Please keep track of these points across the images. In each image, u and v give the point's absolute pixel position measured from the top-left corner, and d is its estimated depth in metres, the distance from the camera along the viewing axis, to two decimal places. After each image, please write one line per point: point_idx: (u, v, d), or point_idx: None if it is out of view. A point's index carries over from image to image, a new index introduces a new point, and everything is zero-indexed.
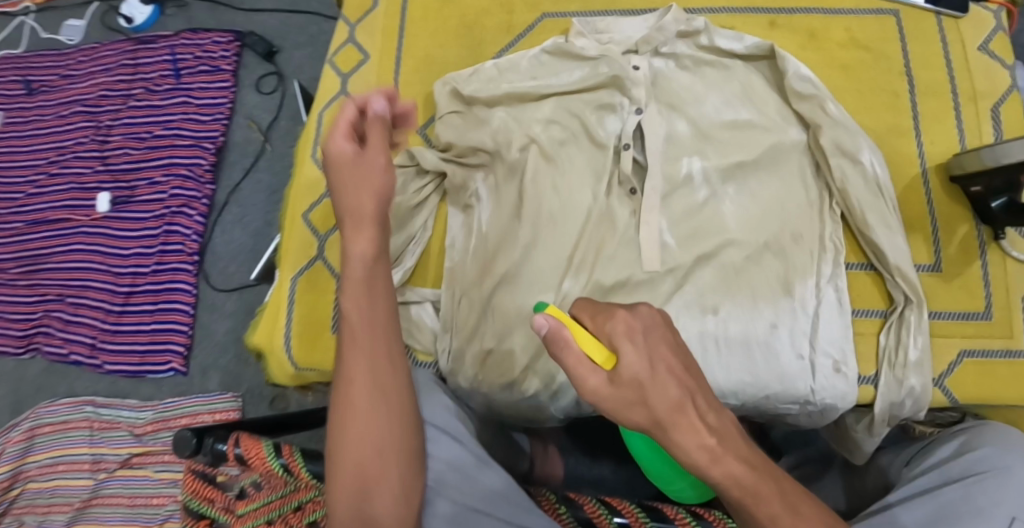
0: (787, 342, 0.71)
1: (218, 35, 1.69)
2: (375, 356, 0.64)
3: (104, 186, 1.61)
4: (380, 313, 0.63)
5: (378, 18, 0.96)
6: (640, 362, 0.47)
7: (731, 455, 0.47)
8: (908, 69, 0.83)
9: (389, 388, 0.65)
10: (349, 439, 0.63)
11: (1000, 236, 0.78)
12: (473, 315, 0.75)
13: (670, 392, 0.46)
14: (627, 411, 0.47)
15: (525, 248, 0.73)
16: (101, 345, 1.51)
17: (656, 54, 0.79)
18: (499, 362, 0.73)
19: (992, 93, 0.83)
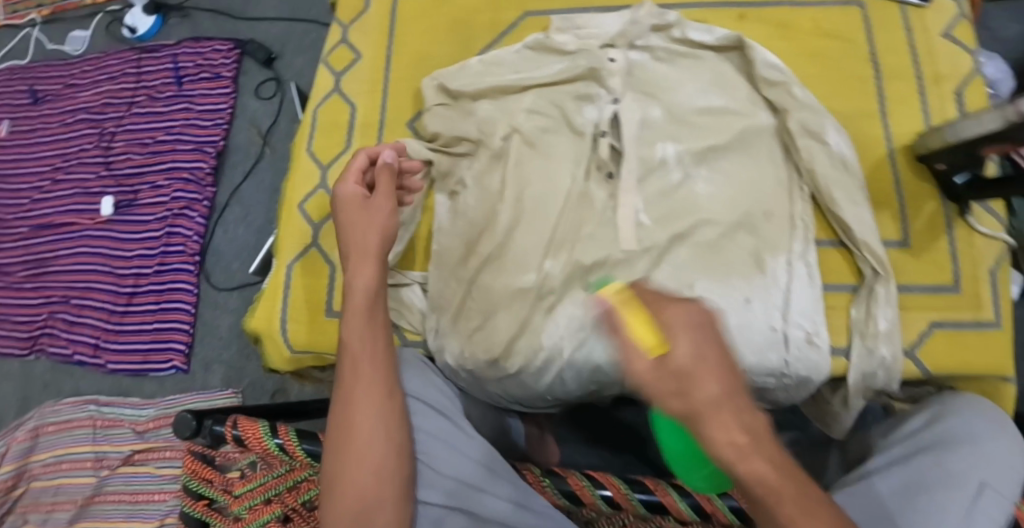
0: (761, 316, 0.74)
1: (219, 43, 1.74)
2: (375, 383, 0.70)
3: (108, 190, 1.65)
4: (378, 340, 0.72)
5: (371, 19, 1.00)
6: (688, 354, 0.46)
7: (759, 455, 0.46)
8: (873, 55, 0.88)
9: (386, 409, 0.69)
10: (349, 459, 0.66)
11: (966, 211, 0.81)
12: (461, 294, 0.80)
13: (711, 389, 0.46)
14: (665, 401, 0.46)
15: (507, 228, 0.78)
16: (104, 345, 1.54)
17: (632, 47, 0.85)
18: (484, 338, 0.77)
19: (956, 76, 0.87)
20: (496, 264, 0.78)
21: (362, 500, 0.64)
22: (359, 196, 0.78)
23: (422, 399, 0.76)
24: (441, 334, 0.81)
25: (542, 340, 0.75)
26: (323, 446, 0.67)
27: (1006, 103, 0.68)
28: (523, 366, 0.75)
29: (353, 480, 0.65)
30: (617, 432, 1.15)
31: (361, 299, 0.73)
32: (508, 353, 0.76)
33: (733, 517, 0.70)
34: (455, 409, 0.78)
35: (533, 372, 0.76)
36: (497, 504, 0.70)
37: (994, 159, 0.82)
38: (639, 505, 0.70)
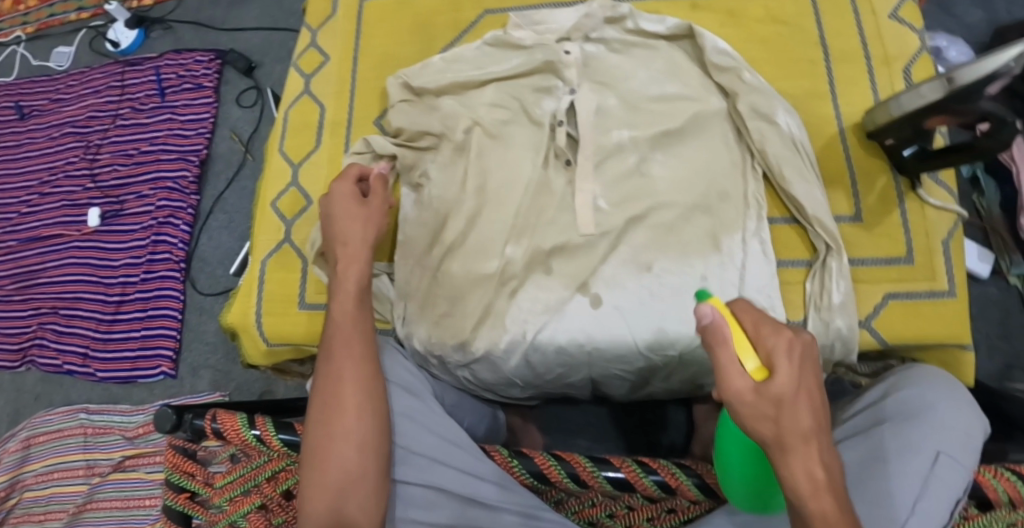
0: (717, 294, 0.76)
1: (200, 54, 1.77)
2: (361, 361, 0.72)
3: (94, 202, 1.68)
4: (367, 325, 0.76)
5: (338, 22, 1.03)
6: (789, 382, 0.51)
7: (831, 495, 0.50)
8: (822, 39, 0.91)
9: (368, 388, 0.71)
10: (332, 437, 0.68)
11: (916, 185, 0.84)
12: (429, 281, 0.82)
13: (803, 419, 0.51)
14: (757, 420, 0.51)
15: (469, 217, 0.82)
16: (93, 353, 1.56)
17: (588, 40, 0.88)
18: (452, 323, 0.79)
19: (904, 56, 0.89)
20: (459, 251, 0.81)
21: (345, 474, 0.66)
22: (355, 196, 0.84)
23: (395, 380, 0.78)
24: (411, 322, 0.84)
25: (506, 323, 0.78)
26: (307, 425, 0.69)
27: (947, 73, 0.71)
28: (488, 350, 0.77)
29: (336, 456, 0.67)
30: (598, 419, 1.18)
31: (352, 287, 0.78)
32: (474, 336, 0.78)
33: (699, 492, 0.69)
34: (425, 389, 0.80)
35: (497, 356, 0.77)
36: (467, 481, 0.72)
37: (941, 131, 0.86)
38: (605, 483, 0.69)
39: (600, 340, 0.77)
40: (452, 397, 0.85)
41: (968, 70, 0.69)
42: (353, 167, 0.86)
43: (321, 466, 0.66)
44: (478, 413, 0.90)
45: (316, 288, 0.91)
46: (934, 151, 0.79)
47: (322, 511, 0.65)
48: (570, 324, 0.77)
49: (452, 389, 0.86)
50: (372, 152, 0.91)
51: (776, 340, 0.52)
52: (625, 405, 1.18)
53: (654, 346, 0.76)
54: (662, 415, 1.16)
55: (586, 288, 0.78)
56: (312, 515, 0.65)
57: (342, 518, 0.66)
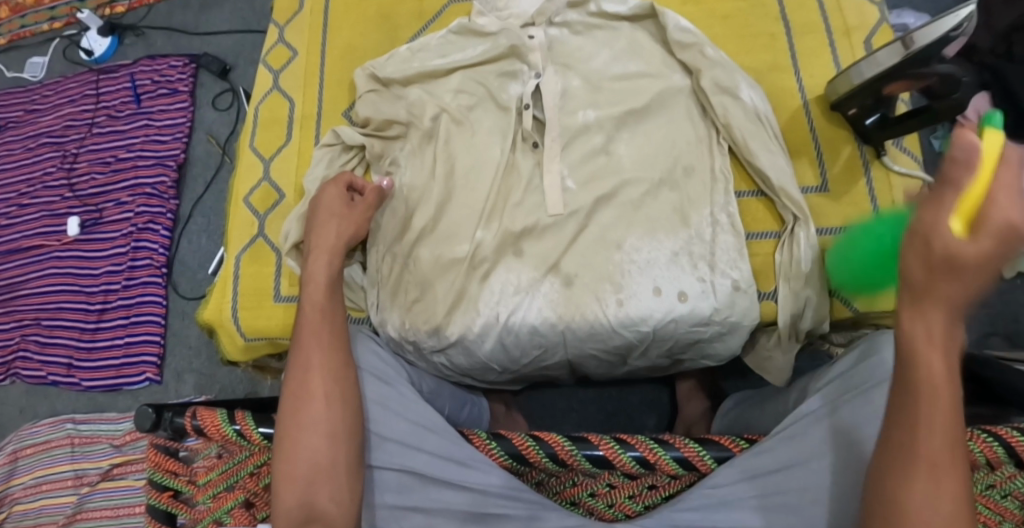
0: (688, 269, 0.77)
1: (174, 59, 1.76)
2: (329, 350, 0.72)
3: (73, 211, 1.67)
4: (338, 312, 0.76)
5: (304, 17, 1.04)
6: (985, 253, 0.45)
7: (931, 372, 0.51)
8: (783, 13, 0.92)
9: (338, 377, 0.71)
10: (300, 426, 0.68)
11: (881, 153, 0.84)
12: (401, 268, 0.83)
13: (961, 292, 0.48)
14: (914, 262, 0.48)
15: (440, 203, 0.82)
16: (78, 363, 1.56)
17: (552, 24, 0.89)
18: (424, 308, 0.80)
19: (864, 27, 0.90)
20: (430, 237, 0.82)
21: (315, 464, 0.66)
22: (343, 198, 0.84)
23: (366, 367, 0.78)
24: (385, 312, 0.84)
25: (479, 306, 0.78)
26: (279, 417, 0.69)
27: (904, 37, 0.73)
28: (461, 333, 0.78)
29: (306, 446, 0.67)
30: (583, 404, 1.19)
31: (323, 273, 0.78)
32: (449, 320, 0.78)
33: (678, 466, 0.70)
34: (399, 376, 0.80)
35: (471, 339, 0.78)
36: (441, 466, 0.72)
37: (902, 99, 0.87)
38: (584, 461, 0.70)
39: (574, 319, 0.77)
40: (430, 384, 0.85)
41: (924, 32, 0.71)
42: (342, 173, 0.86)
43: (291, 458, 0.66)
44: (457, 400, 0.91)
45: (290, 283, 0.91)
46: (896, 118, 0.80)
47: (294, 504, 0.65)
48: (543, 304, 0.78)
49: (429, 376, 0.87)
50: (341, 143, 0.92)
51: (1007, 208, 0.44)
52: (609, 390, 1.19)
53: (626, 326, 0.76)
54: (646, 397, 1.18)
55: (556, 269, 0.78)
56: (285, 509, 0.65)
57: (314, 511, 0.65)
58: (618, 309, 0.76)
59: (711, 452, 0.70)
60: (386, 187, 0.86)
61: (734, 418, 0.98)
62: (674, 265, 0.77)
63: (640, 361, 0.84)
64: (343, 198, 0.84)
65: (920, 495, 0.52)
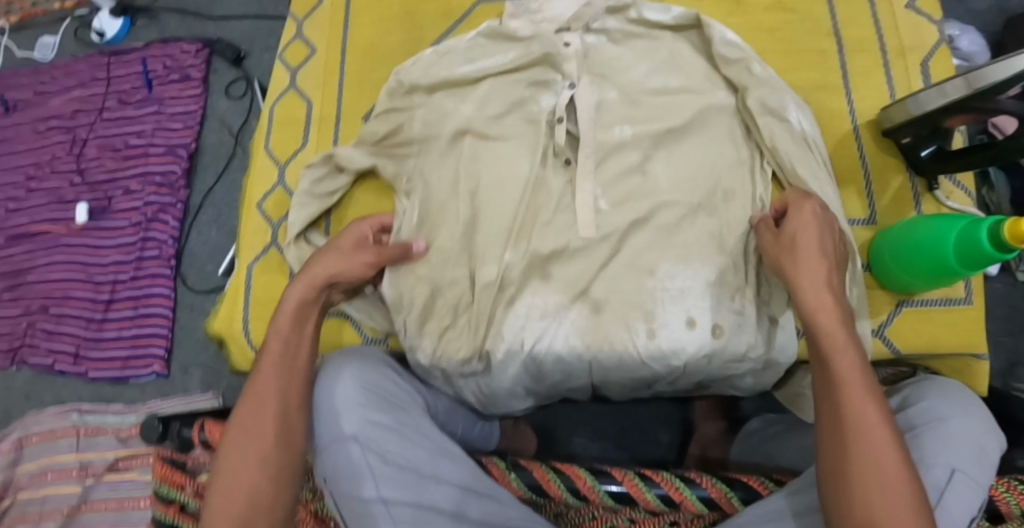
0: (725, 307, 0.73)
1: (187, 44, 1.71)
2: (286, 382, 0.71)
3: (82, 197, 1.64)
4: (299, 364, 0.73)
5: (325, 12, 1.01)
6: (805, 223, 0.70)
7: (834, 325, 0.65)
8: (835, 29, 0.89)
9: (282, 447, 0.68)
10: (229, 496, 0.65)
11: (933, 187, 0.81)
12: (424, 299, 0.80)
13: (812, 255, 0.67)
14: (777, 255, 0.70)
15: (468, 230, 0.80)
16: (85, 353, 1.55)
17: (588, 30, 0.85)
18: (455, 336, 0.78)
19: (920, 48, 0.87)
20: (455, 256, 0.80)
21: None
22: (366, 239, 0.83)
23: (370, 389, 0.73)
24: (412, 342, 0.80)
25: (502, 333, 0.75)
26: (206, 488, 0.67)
27: (970, 72, 0.70)
28: (490, 357, 0.75)
29: (240, 479, 0.66)
30: (596, 417, 1.15)
31: (286, 325, 0.74)
32: (476, 342, 0.76)
33: (702, 505, 0.72)
34: (406, 402, 0.76)
35: (500, 367, 0.75)
36: (462, 496, 0.70)
37: (961, 130, 0.83)
38: (607, 497, 0.73)
39: (600, 350, 0.74)
40: (444, 405, 0.84)
41: (990, 70, 0.68)
42: (371, 220, 0.84)
43: (227, 487, 0.65)
44: (469, 419, 0.90)
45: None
46: (952, 152, 0.77)
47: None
48: (567, 332, 0.75)
49: (446, 397, 0.85)
50: (331, 165, 0.89)
51: (812, 203, 0.71)
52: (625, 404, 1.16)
53: (655, 359, 0.73)
54: (658, 413, 1.14)
55: (585, 295, 0.75)
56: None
57: None
58: (643, 342, 0.73)
59: (737, 494, 0.73)
60: (415, 249, 0.81)
61: (756, 446, 0.95)
62: (710, 298, 0.73)
63: (660, 390, 0.82)
64: (371, 236, 0.83)
65: (859, 454, 0.60)
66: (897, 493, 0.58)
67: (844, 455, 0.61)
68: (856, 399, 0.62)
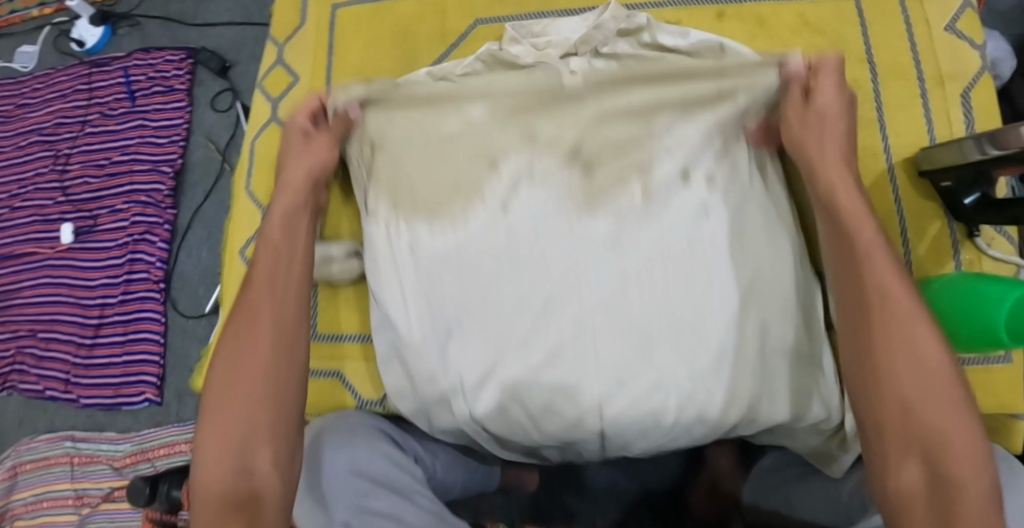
0: (722, 158, 0.77)
1: (170, 53, 1.64)
2: (277, 294, 0.78)
3: (67, 217, 1.58)
4: (286, 273, 0.80)
5: (306, 36, 1.04)
6: (829, 96, 0.78)
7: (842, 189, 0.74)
8: (868, 55, 0.93)
9: (278, 356, 0.74)
10: (227, 407, 0.72)
11: (972, 234, 0.84)
12: (394, 173, 0.83)
13: (837, 130, 0.77)
14: (806, 126, 0.78)
15: (428, 132, 0.83)
16: (75, 379, 1.50)
17: (598, 54, 0.86)
18: (430, 181, 0.81)
19: (962, 76, 0.90)
20: (427, 107, 0.85)
21: (247, 424, 0.71)
22: (305, 130, 0.89)
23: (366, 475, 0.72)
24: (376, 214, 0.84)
25: (486, 195, 0.78)
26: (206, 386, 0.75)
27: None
28: (451, 225, 0.78)
29: (237, 392, 0.72)
30: None
31: (276, 235, 0.82)
32: (447, 213, 0.79)
33: None
34: (405, 482, 0.74)
35: (463, 240, 0.77)
36: None
37: (1005, 180, 0.84)
38: None
39: (570, 244, 0.74)
40: (444, 461, 0.86)
41: None
42: (317, 96, 0.91)
43: (227, 400, 0.72)
44: (470, 468, 0.90)
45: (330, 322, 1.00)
46: (995, 203, 0.78)
47: (223, 450, 0.70)
48: (552, 194, 0.77)
49: (446, 450, 0.88)
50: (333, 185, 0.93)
51: (835, 78, 0.78)
52: None
53: (644, 303, 0.72)
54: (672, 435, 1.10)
55: (578, 155, 0.79)
56: (209, 497, 0.70)
57: (249, 467, 0.70)
58: (620, 229, 0.74)
59: None
60: (353, 118, 0.88)
61: (773, 486, 0.90)
62: (708, 151, 0.77)
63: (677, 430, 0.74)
64: (311, 122, 0.90)
65: (884, 320, 0.68)
66: (926, 376, 0.65)
67: (867, 317, 0.69)
68: (877, 271, 0.70)
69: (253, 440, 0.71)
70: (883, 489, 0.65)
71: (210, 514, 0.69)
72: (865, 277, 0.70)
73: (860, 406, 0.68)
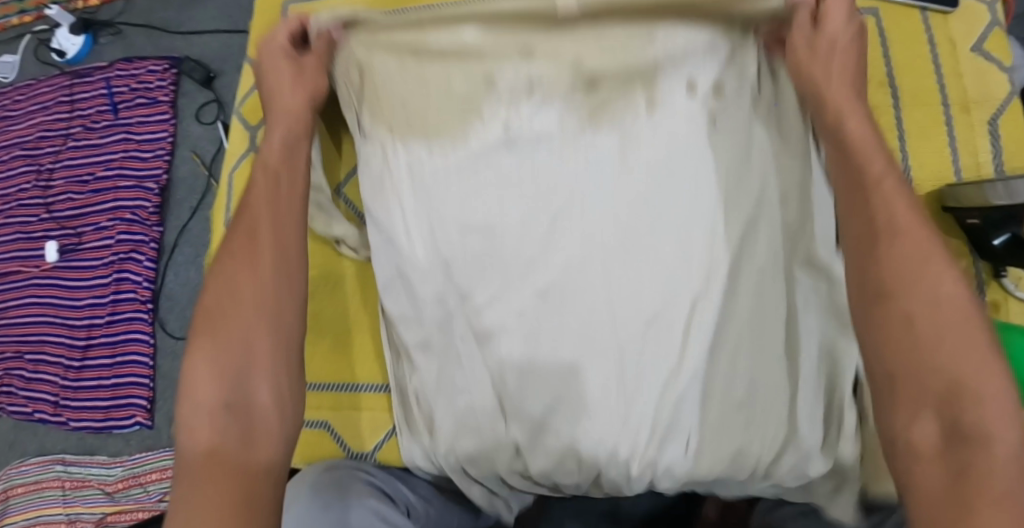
0: (728, 66, 0.69)
1: (153, 63, 1.59)
2: (277, 216, 0.71)
3: (51, 234, 1.53)
4: (283, 193, 0.73)
5: None
6: (839, 21, 0.69)
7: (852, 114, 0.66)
8: (889, 78, 0.89)
9: (278, 281, 0.68)
10: (220, 340, 0.65)
11: (1000, 274, 0.81)
12: (388, 93, 0.75)
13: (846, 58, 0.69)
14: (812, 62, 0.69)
15: (419, 51, 0.74)
16: (64, 402, 1.46)
17: None
18: (429, 90, 0.73)
19: (988, 101, 0.88)
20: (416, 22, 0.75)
21: (246, 358, 0.64)
22: (287, 55, 0.79)
23: None
24: (370, 135, 0.77)
25: (484, 110, 0.70)
26: (197, 318, 0.67)
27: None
28: (451, 145, 0.71)
29: (232, 324, 0.65)
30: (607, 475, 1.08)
31: (274, 161, 0.75)
32: (447, 132, 0.71)
33: None
34: None
35: (466, 159, 0.70)
36: None
37: None
38: None
39: (580, 161, 0.67)
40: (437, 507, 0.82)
41: None
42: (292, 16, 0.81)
43: (219, 329, 0.65)
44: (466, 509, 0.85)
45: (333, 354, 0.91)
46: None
47: (213, 387, 0.63)
48: (559, 110, 0.69)
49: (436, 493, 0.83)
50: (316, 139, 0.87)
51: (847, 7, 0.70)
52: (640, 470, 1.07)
53: (663, 225, 0.65)
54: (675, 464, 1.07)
55: (581, 69, 0.69)
56: (194, 448, 0.61)
57: (247, 406, 0.62)
58: (625, 141, 0.67)
59: None
60: (336, 40, 0.80)
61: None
62: (712, 59, 0.68)
63: (694, 404, 0.64)
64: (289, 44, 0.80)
65: (899, 250, 0.58)
66: (936, 316, 0.54)
67: (865, 252, 0.60)
68: (885, 198, 0.61)
69: (252, 375, 0.64)
70: (891, 445, 0.54)
71: (201, 463, 0.60)
72: (869, 209, 0.61)
73: (864, 356, 0.58)
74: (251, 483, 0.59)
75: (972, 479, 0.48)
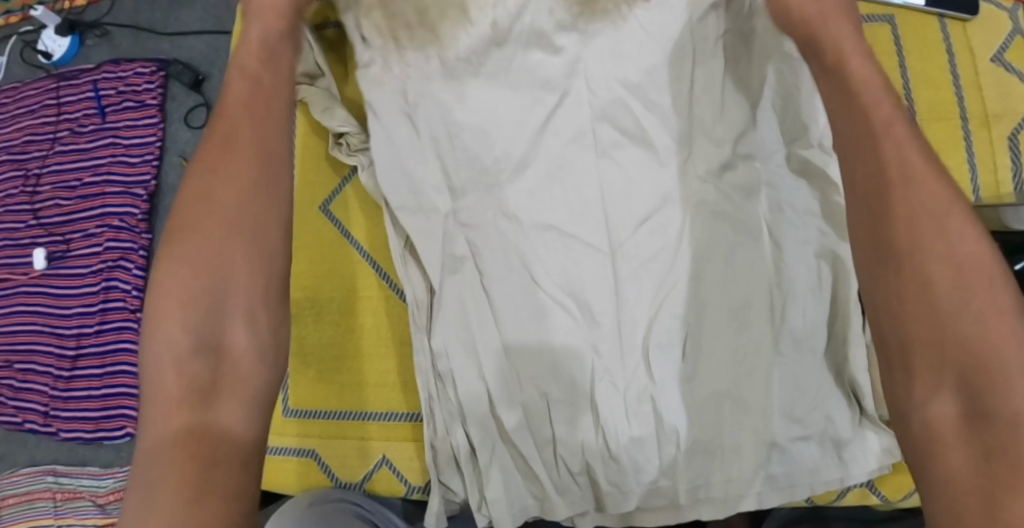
0: None
1: (140, 65, 1.54)
2: (261, 125, 0.68)
3: (39, 241, 1.50)
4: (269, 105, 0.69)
5: None
6: None
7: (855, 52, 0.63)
8: (906, 91, 0.86)
9: (258, 200, 0.65)
10: (194, 264, 0.61)
11: None
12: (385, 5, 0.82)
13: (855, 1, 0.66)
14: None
15: None
16: (54, 413, 1.43)
17: None
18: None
19: (1009, 116, 0.85)
20: None
21: (223, 274, 0.61)
22: None
23: None
24: (369, 43, 0.83)
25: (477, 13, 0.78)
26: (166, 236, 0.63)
27: None
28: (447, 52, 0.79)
29: (206, 246, 0.62)
30: None
31: (254, 62, 0.71)
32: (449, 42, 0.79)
33: None
34: None
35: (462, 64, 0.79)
36: None
37: None
38: None
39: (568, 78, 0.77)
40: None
41: None
42: None
43: (192, 250, 0.62)
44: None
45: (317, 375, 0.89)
46: None
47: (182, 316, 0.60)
48: (548, 5, 0.77)
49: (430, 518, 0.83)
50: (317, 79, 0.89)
51: None
52: None
53: (641, 140, 0.76)
54: None
55: None
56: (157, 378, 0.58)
57: (217, 342, 0.60)
58: (617, 50, 0.76)
59: None
60: None
61: None
62: None
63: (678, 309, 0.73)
64: None
65: (912, 205, 0.55)
66: (961, 283, 0.52)
67: (883, 212, 0.56)
68: (899, 152, 0.57)
69: (226, 306, 0.61)
70: (906, 422, 0.52)
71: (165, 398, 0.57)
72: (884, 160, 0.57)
73: (876, 321, 0.56)
74: (211, 431, 0.56)
75: (1001, 461, 0.47)
